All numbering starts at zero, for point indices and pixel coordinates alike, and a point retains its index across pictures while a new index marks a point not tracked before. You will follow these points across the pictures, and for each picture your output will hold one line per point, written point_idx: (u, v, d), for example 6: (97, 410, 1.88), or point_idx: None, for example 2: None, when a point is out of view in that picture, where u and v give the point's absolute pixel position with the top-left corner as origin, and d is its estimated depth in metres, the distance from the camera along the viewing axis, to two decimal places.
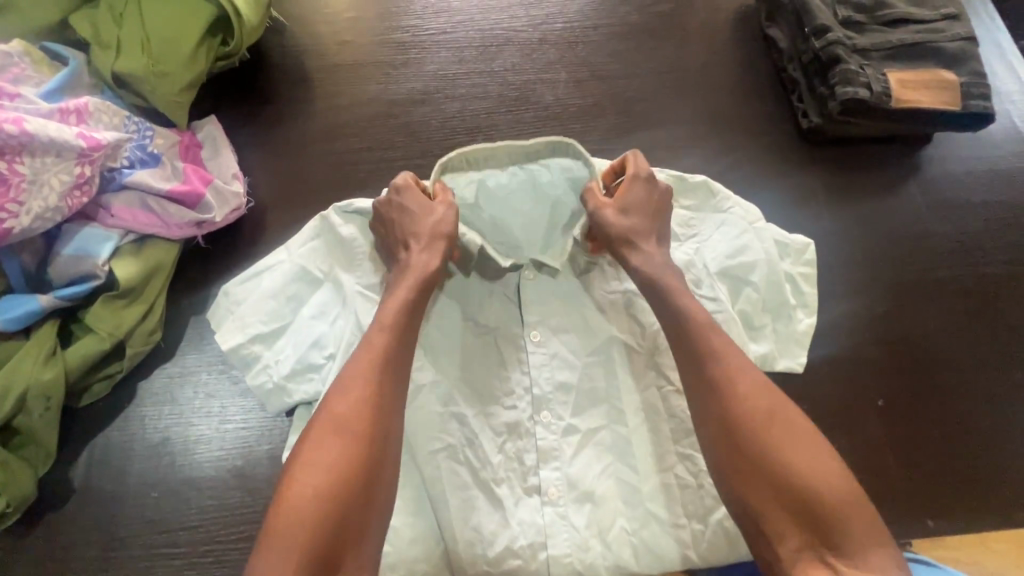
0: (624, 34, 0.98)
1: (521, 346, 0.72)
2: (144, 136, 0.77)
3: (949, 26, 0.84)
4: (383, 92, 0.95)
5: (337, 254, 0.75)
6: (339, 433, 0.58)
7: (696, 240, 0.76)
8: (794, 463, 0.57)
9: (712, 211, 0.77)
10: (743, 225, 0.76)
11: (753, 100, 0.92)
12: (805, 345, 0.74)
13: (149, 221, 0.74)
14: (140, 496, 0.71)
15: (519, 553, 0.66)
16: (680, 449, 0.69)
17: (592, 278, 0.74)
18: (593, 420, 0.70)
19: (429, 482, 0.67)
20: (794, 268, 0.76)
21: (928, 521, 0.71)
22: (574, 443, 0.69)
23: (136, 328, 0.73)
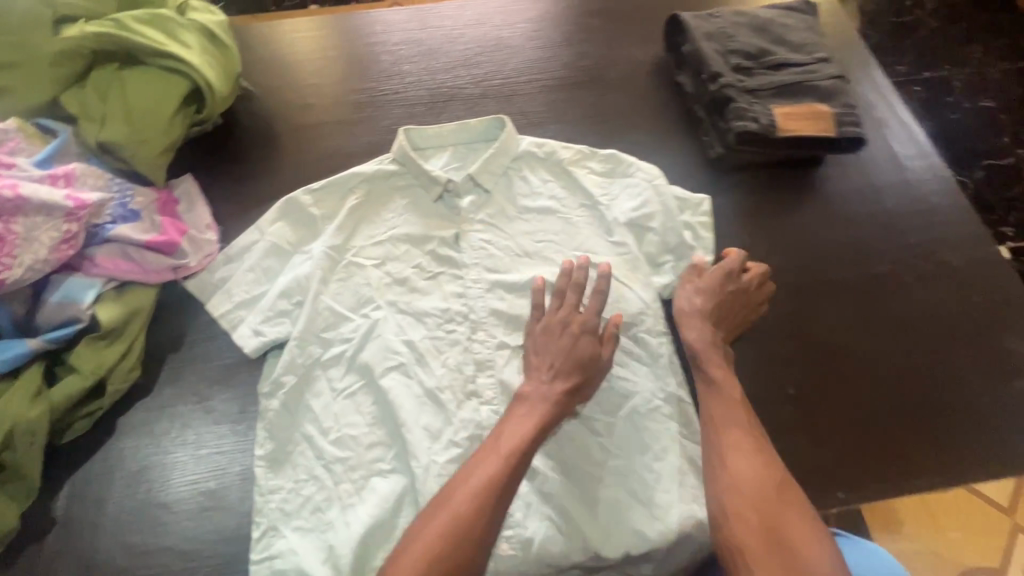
0: (555, 86, 1.12)
1: (462, 283, 0.91)
2: (125, 195, 0.87)
3: (823, 67, 0.99)
4: (344, 147, 1.06)
5: (301, 229, 0.93)
6: (471, 491, 0.67)
7: (609, 199, 0.95)
8: (776, 518, 0.66)
9: (619, 177, 0.97)
10: (645, 184, 0.94)
11: (667, 136, 1.05)
12: None
13: (131, 269, 0.83)
14: (119, 523, 0.76)
15: (460, 444, 0.78)
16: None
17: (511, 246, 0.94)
18: (519, 339, 0.86)
19: (384, 394, 0.81)
20: (693, 218, 0.92)
21: (808, 462, 0.80)
22: (505, 355, 0.85)
23: (118, 366, 0.80)
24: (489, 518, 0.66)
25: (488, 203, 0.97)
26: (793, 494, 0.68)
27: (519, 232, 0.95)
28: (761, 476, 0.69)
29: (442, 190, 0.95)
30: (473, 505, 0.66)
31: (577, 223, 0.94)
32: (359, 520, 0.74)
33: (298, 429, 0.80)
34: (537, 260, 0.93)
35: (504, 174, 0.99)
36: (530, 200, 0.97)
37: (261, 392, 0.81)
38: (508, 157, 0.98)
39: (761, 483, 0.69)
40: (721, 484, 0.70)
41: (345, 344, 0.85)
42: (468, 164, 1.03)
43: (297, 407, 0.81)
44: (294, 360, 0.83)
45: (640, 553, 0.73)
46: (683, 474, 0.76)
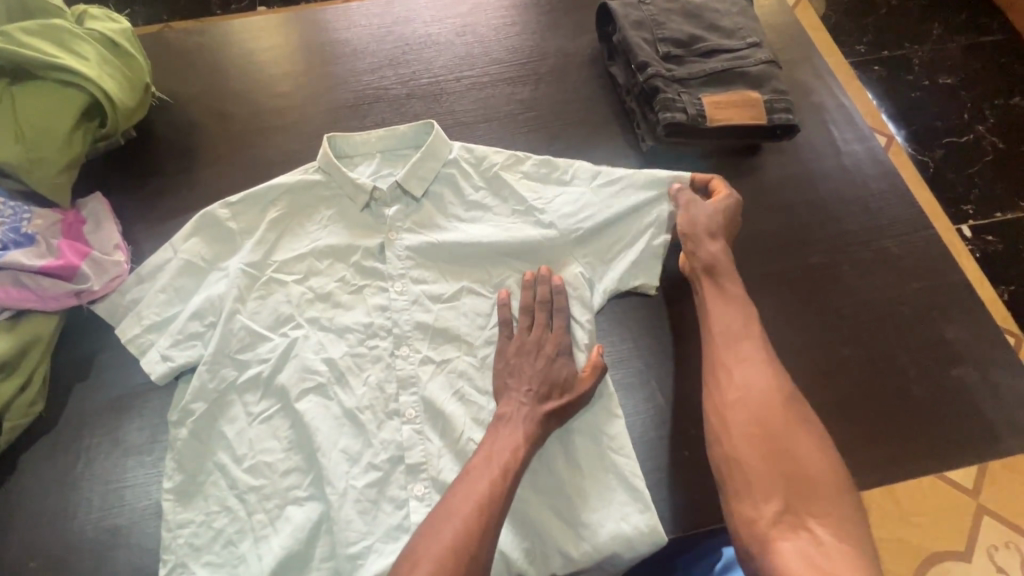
0: (485, 81, 1.08)
1: (387, 295, 0.87)
2: (20, 219, 0.82)
3: (754, 52, 0.96)
4: (265, 154, 1.02)
5: (217, 245, 0.88)
6: (480, 498, 0.65)
7: (545, 202, 0.91)
8: (777, 424, 0.69)
9: (556, 181, 0.93)
10: (583, 188, 0.90)
11: (600, 130, 1.02)
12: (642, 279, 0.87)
13: (25, 297, 0.79)
14: (19, 568, 0.72)
15: (380, 467, 0.75)
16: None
17: (436, 252, 0.90)
18: (445, 352, 0.83)
19: (300, 419, 0.78)
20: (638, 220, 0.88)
21: None
22: (430, 369, 0.81)
23: (15, 401, 0.76)
24: (490, 532, 0.63)
25: (416, 212, 0.93)
26: (796, 402, 0.72)
27: (451, 239, 0.90)
28: (771, 385, 0.72)
29: (368, 199, 0.92)
30: (476, 514, 0.64)
31: (509, 229, 0.90)
32: (272, 553, 0.71)
33: (211, 457, 0.76)
34: (469, 271, 0.89)
35: (435, 181, 0.95)
36: (463, 210, 0.94)
37: (171, 420, 0.78)
38: (438, 162, 0.94)
39: (769, 391, 0.72)
40: (725, 389, 0.73)
41: (260, 365, 0.81)
42: (399, 170, 0.99)
43: (209, 435, 0.77)
44: (204, 385, 0.79)
45: (566, 572, 0.70)
46: (611, 489, 0.73)
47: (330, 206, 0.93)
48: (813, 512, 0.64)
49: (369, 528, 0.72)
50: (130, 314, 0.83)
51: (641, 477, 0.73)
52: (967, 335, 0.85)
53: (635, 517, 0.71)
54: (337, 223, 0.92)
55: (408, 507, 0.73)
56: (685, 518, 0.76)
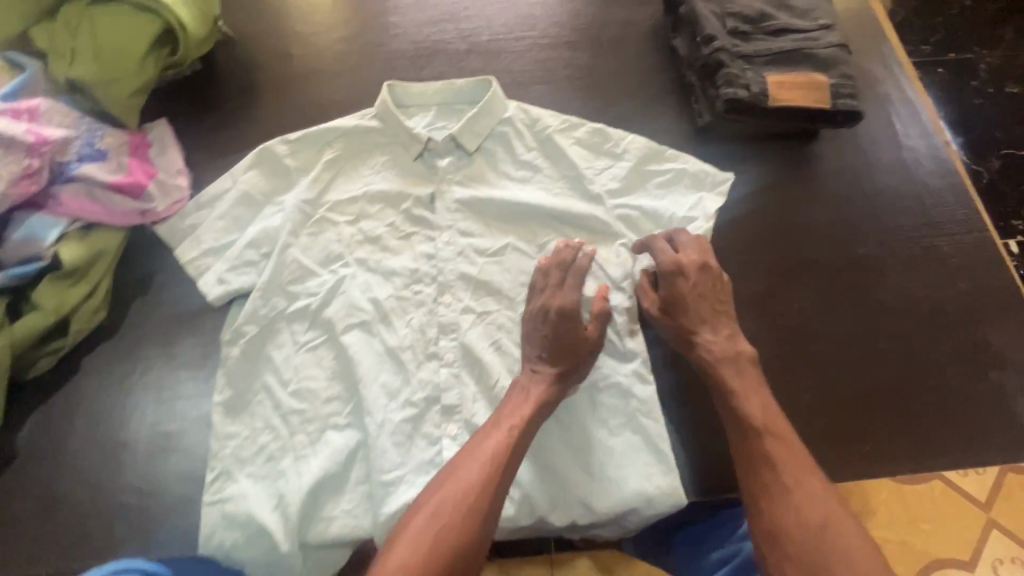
0: (544, 44, 1.08)
1: (434, 245, 0.89)
2: (94, 135, 0.84)
3: (823, 35, 0.94)
4: (322, 98, 1.04)
5: (274, 180, 0.91)
6: (485, 459, 0.68)
7: (596, 171, 0.93)
8: (824, 545, 0.63)
9: (606, 150, 0.94)
10: (632, 160, 0.93)
11: (656, 103, 1.01)
12: None
13: (97, 210, 0.82)
14: (78, 460, 0.77)
15: (416, 404, 0.78)
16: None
17: (483, 206, 0.92)
18: (486, 304, 0.85)
19: (344, 352, 0.81)
20: (686, 196, 0.91)
21: None
22: (471, 318, 0.84)
23: (82, 306, 0.80)
24: (492, 494, 0.66)
25: (468, 165, 0.94)
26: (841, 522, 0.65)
27: (499, 197, 0.91)
28: (815, 495, 0.66)
29: (422, 148, 0.93)
30: (479, 476, 0.66)
31: (557, 195, 0.92)
32: (310, 473, 0.75)
33: (258, 378, 0.80)
34: (515, 229, 0.91)
35: (489, 138, 0.96)
36: (514, 169, 0.95)
37: (222, 339, 0.81)
38: (494, 119, 0.95)
39: (813, 503, 0.66)
40: (769, 525, 0.66)
41: (308, 298, 0.84)
42: (453, 125, 1.00)
43: (257, 357, 0.81)
44: (256, 310, 0.82)
45: (585, 521, 0.73)
46: (637, 450, 0.75)
47: (384, 153, 0.95)
48: None
49: (402, 459, 0.76)
50: (190, 238, 0.87)
51: (667, 440, 0.75)
52: (1010, 341, 0.85)
53: (657, 477, 0.74)
54: (389, 170, 0.94)
55: (440, 444, 0.77)
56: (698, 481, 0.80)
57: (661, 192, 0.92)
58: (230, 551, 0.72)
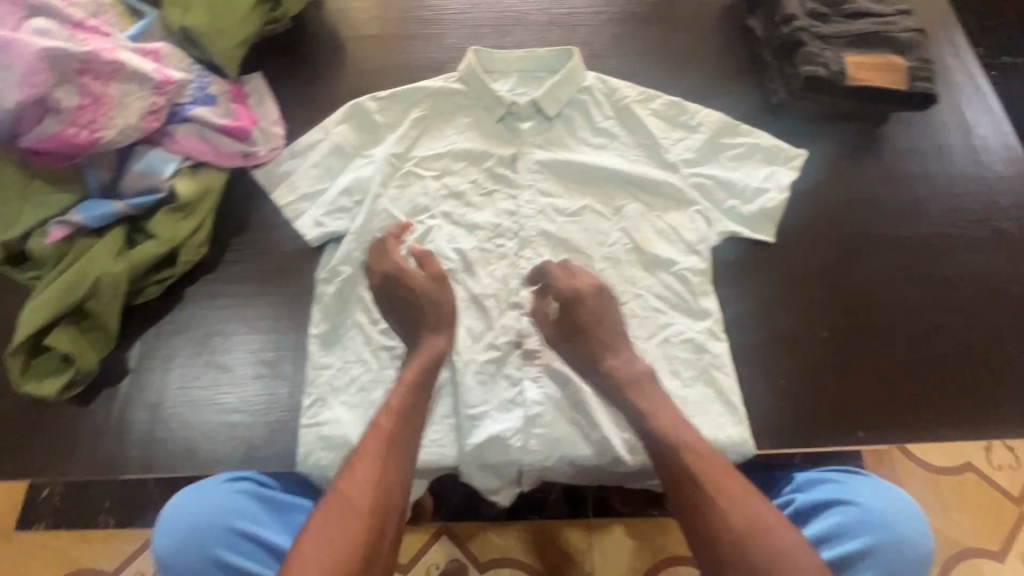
0: (619, 20, 1.11)
1: (514, 204, 0.93)
2: (204, 80, 0.90)
3: (901, 19, 0.96)
4: (407, 61, 1.08)
5: (363, 134, 0.96)
6: (386, 445, 0.72)
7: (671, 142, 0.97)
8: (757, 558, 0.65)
9: (679, 121, 0.98)
10: (705, 132, 0.96)
11: (729, 80, 1.04)
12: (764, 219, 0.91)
13: (207, 150, 0.87)
14: (184, 381, 0.83)
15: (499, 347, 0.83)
16: (635, 289, 0.87)
17: (560, 169, 0.96)
18: (565, 260, 0.89)
19: None
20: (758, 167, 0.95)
21: (831, 402, 0.81)
22: None
23: (190, 239, 0.85)
24: (391, 479, 0.70)
25: (547, 130, 0.99)
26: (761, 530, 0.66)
27: (577, 161, 0.95)
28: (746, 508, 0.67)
29: (505, 112, 0.97)
30: (364, 459, 0.71)
31: (633, 162, 0.96)
32: None
33: (350, 315, 0.85)
34: (593, 191, 0.95)
35: (568, 105, 1.00)
36: (591, 135, 0.99)
37: (318, 278, 0.87)
38: (574, 87, 0.98)
39: (738, 515, 0.67)
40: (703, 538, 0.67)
41: (396, 245, 0.89)
42: (533, 91, 1.04)
43: (347, 295, 0.86)
44: (351, 252, 0.87)
45: (658, 464, 0.77)
46: (709, 401, 0.79)
47: (469, 114, 0.99)
48: None
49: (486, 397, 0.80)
50: (288, 183, 0.92)
51: (738, 394, 0.79)
52: None
53: (729, 427, 0.77)
54: (472, 130, 0.98)
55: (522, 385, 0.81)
56: (771, 436, 0.79)
57: (734, 164, 0.95)
58: (324, 470, 0.77)
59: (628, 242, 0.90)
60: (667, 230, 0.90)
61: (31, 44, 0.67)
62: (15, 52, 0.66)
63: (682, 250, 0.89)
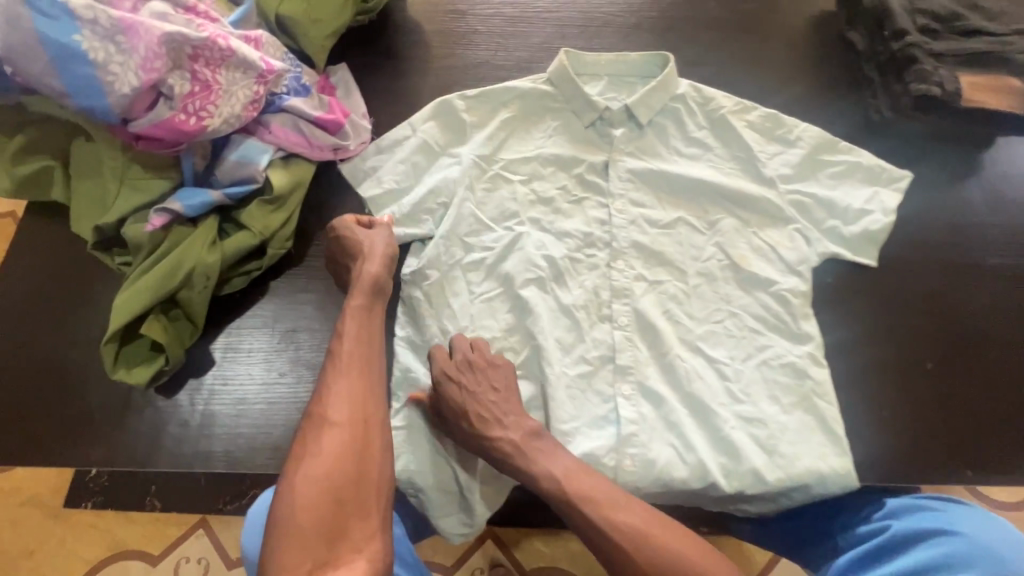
0: (711, 26, 1.08)
1: (606, 213, 0.91)
2: (297, 70, 0.88)
3: (1019, 40, 0.92)
4: (492, 58, 1.05)
5: (449, 134, 0.93)
6: (341, 386, 0.70)
7: (773, 155, 0.92)
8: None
9: (773, 134, 0.93)
10: (802, 146, 0.92)
11: (826, 94, 1.01)
12: (870, 239, 0.87)
13: (299, 142, 0.85)
14: (267, 376, 0.81)
15: (591, 362, 0.81)
16: (730, 308, 0.84)
17: (647, 179, 0.92)
18: (657, 275, 0.86)
19: (521, 309, 0.83)
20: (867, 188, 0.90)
21: (936, 437, 0.78)
22: (642, 288, 0.85)
23: (279, 232, 0.83)
24: (373, 419, 0.69)
25: (638, 138, 0.95)
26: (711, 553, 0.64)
27: (668, 171, 0.92)
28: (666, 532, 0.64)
29: (597, 117, 0.94)
30: (349, 408, 0.69)
31: (728, 174, 0.92)
32: None
33: (438, 322, 0.83)
34: (685, 204, 0.91)
35: (661, 113, 0.96)
36: (684, 145, 0.95)
37: (403, 278, 0.85)
38: (667, 94, 0.94)
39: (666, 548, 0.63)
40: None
41: (484, 252, 0.86)
42: (622, 97, 1.01)
43: (434, 299, 0.84)
44: (439, 256, 0.85)
45: (756, 493, 0.74)
46: (811, 430, 0.76)
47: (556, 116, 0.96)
48: None
49: (577, 413, 0.79)
50: (375, 179, 0.89)
51: (842, 423, 0.76)
52: None
53: (832, 457, 0.74)
54: (561, 133, 0.95)
55: (614, 403, 0.79)
56: (873, 467, 0.76)
57: (834, 182, 0.90)
58: (410, 478, 0.76)
59: (724, 259, 0.87)
60: (764, 247, 0.87)
61: (152, 28, 0.65)
62: (135, 35, 0.64)
63: (782, 270, 0.85)
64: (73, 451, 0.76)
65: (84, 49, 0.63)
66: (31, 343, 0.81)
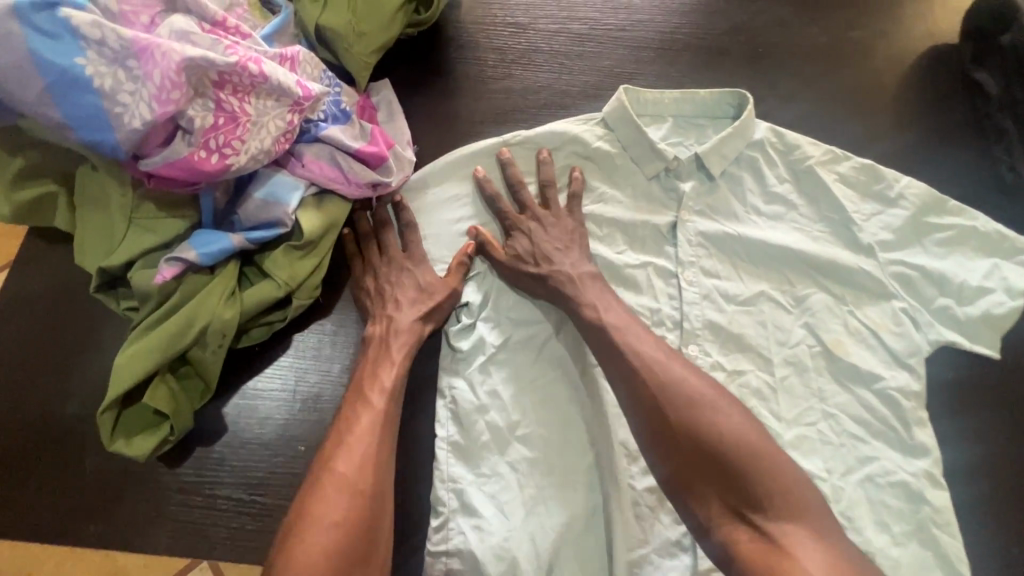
0: (807, 56, 0.93)
1: (674, 281, 0.77)
2: (337, 92, 0.76)
3: None
4: (555, 82, 0.92)
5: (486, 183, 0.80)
6: (353, 436, 0.62)
7: (879, 219, 0.78)
8: (707, 420, 0.59)
9: (884, 194, 0.79)
10: (918, 211, 0.77)
11: (944, 143, 0.86)
12: (1000, 331, 0.72)
13: (334, 177, 0.73)
14: (285, 450, 0.70)
15: None
16: (824, 406, 0.70)
17: (721, 241, 0.78)
18: (738, 362, 0.73)
19: (583, 401, 0.70)
20: (997, 262, 0.75)
21: None
22: (720, 377, 0.72)
23: (306, 281, 0.72)
24: (384, 476, 0.61)
25: (711, 193, 0.81)
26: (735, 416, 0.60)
27: (750, 234, 0.78)
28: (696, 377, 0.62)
29: (663, 168, 0.80)
30: (362, 462, 0.60)
31: (815, 240, 0.78)
32: (545, 532, 0.65)
33: (480, 418, 0.70)
34: (767, 275, 0.77)
35: (735, 161, 0.82)
36: (763, 202, 0.81)
37: (444, 366, 0.72)
38: (744, 142, 0.81)
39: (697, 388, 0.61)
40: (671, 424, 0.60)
41: (535, 329, 0.73)
42: (690, 142, 0.86)
43: (482, 389, 0.71)
44: (482, 339, 0.73)
45: None
46: (928, 569, 0.63)
47: (621, 156, 0.81)
48: (770, 512, 0.54)
49: (645, 536, 0.65)
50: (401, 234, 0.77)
51: (966, 564, 0.63)
52: None
53: None
54: (624, 181, 0.81)
55: None
56: None
57: (943, 252, 0.76)
58: None
59: (815, 343, 0.73)
60: (869, 333, 0.73)
61: (170, 52, 0.54)
62: (149, 60, 0.54)
63: (886, 361, 0.72)
64: (64, 525, 0.67)
65: (89, 75, 0.53)
66: (27, 394, 0.72)
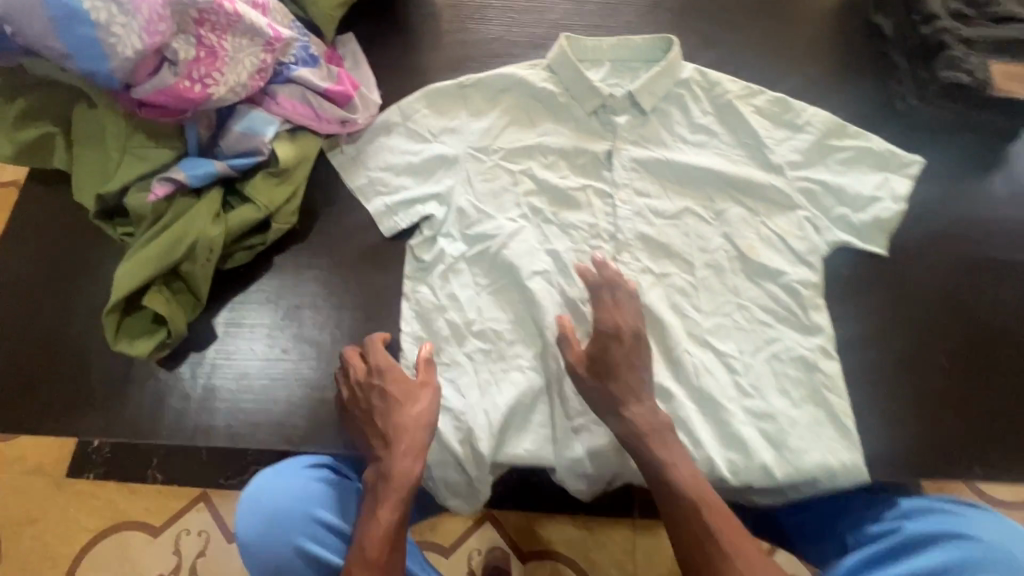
0: (732, 7, 1.04)
1: (611, 201, 0.88)
2: (305, 39, 0.85)
3: None
4: (505, 34, 1.02)
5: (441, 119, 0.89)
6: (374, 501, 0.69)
7: (788, 141, 0.89)
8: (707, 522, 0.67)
9: (794, 120, 0.89)
10: (823, 134, 0.88)
11: (850, 79, 0.97)
12: (887, 232, 0.84)
13: (305, 113, 0.82)
14: (269, 353, 0.80)
15: None
16: (739, 300, 0.82)
17: (651, 165, 0.89)
18: (665, 266, 0.84)
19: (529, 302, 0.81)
20: (887, 175, 0.87)
21: (947, 436, 0.76)
22: (650, 279, 0.83)
23: (283, 206, 0.81)
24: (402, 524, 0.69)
25: (643, 126, 0.91)
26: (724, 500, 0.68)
27: (677, 158, 0.89)
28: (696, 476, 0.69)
29: (600, 104, 0.90)
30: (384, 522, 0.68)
31: (734, 163, 0.89)
32: (497, 408, 0.76)
33: (441, 315, 0.81)
34: (692, 194, 0.88)
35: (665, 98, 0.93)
36: (689, 132, 0.91)
37: (410, 275, 0.83)
38: (671, 79, 0.91)
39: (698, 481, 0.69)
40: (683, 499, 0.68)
41: (488, 241, 0.83)
42: (625, 83, 0.97)
43: (441, 292, 0.81)
44: (442, 250, 0.83)
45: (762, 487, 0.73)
46: (821, 424, 0.75)
47: (564, 95, 0.91)
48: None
49: (583, 408, 0.76)
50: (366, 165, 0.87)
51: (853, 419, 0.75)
52: None
53: (841, 451, 0.73)
54: (567, 117, 0.92)
55: None
56: (883, 465, 0.75)
57: (843, 168, 0.87)
58: None
59: (731, 248, 0.84)
60: (778, 237, 0.84)
61: None
62: None
63: (792, 260, 0.83)
64: (74, 421, 0.76)
65: (86, 9, 0.60)
66: (34, 314, 0.81)
